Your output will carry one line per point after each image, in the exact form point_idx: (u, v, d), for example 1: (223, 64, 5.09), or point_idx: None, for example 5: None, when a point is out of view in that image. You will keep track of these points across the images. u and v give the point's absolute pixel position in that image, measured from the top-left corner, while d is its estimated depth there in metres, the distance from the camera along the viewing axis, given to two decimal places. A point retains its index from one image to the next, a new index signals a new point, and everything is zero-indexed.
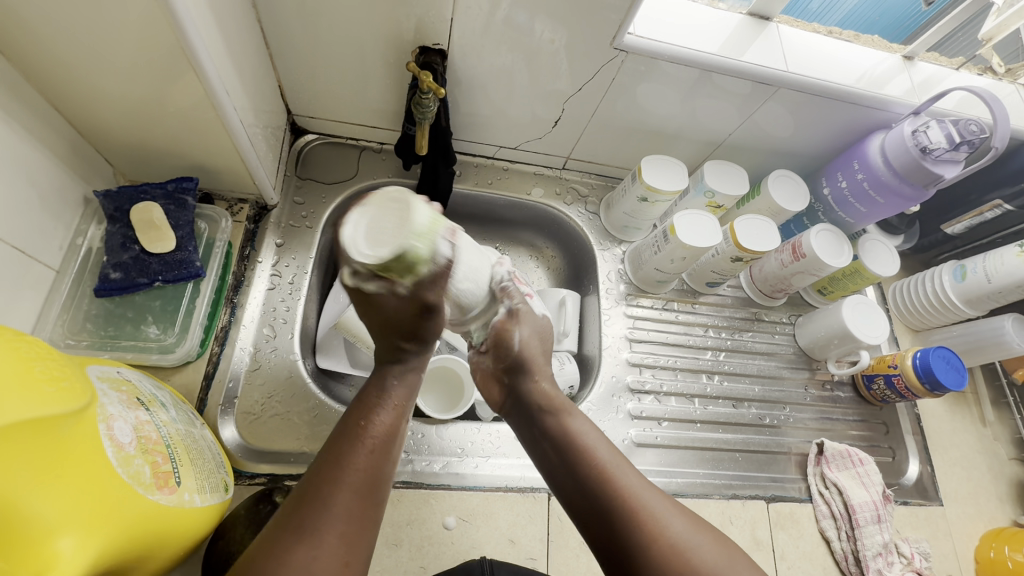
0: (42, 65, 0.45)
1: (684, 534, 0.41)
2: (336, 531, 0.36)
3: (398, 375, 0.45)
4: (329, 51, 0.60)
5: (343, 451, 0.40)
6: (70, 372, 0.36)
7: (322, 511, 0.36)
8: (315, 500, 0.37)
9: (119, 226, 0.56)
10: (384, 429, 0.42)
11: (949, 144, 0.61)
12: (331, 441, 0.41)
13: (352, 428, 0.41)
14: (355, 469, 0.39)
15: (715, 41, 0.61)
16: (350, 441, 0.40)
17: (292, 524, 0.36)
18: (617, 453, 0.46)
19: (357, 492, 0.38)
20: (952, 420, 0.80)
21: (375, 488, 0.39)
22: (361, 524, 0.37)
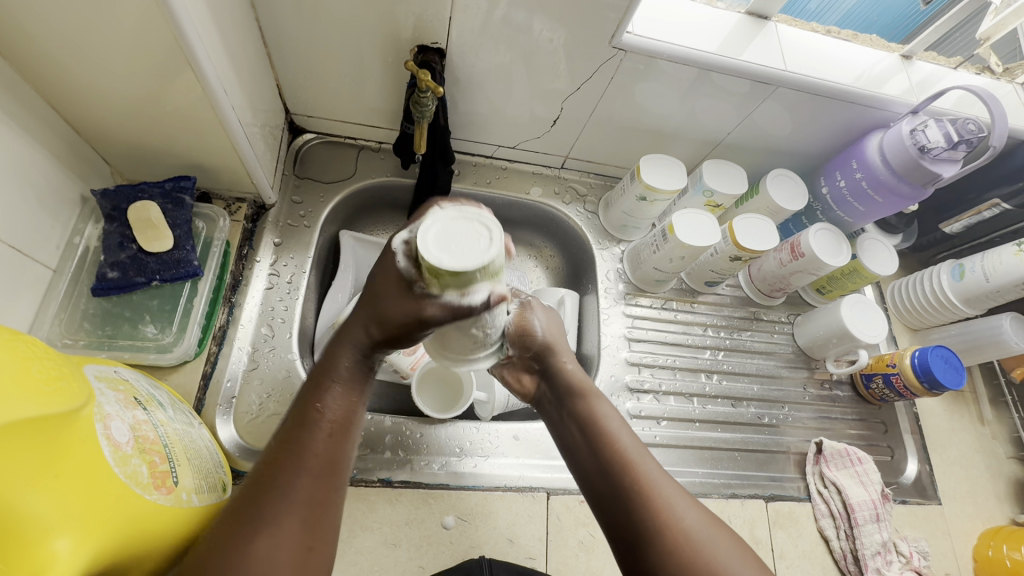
0: (39, 64, 0.45)
1: (697, 525, 0.39)
2: (293, 520, 0.35)
3: (354, 359, 0.41)
4: (327, 49, 0.60)
5: (297, 438, 0.38)
6: (67, 372, 0.36)
7: (278, 501, 0.35)
8: (271, 490, 0.36)
9: (116, 225, 0.56)
10: (338, 414, 0.40)
11: (947, 143, 0.61)
12: (284, 427, 0.39)
13: (305, 413, 0.39)
14: (312, 454, 0.38)
15: (714, 40, 0.61)
16: (303, 426, 0.39)
17: (246, 514, 0.35)
18: (638, 442, 0.44)
19: (313, 479, 0.37)
20: (950, 419, 0.80)
21: (333, 472, 0.38)
22: (319, 510, 0.37)
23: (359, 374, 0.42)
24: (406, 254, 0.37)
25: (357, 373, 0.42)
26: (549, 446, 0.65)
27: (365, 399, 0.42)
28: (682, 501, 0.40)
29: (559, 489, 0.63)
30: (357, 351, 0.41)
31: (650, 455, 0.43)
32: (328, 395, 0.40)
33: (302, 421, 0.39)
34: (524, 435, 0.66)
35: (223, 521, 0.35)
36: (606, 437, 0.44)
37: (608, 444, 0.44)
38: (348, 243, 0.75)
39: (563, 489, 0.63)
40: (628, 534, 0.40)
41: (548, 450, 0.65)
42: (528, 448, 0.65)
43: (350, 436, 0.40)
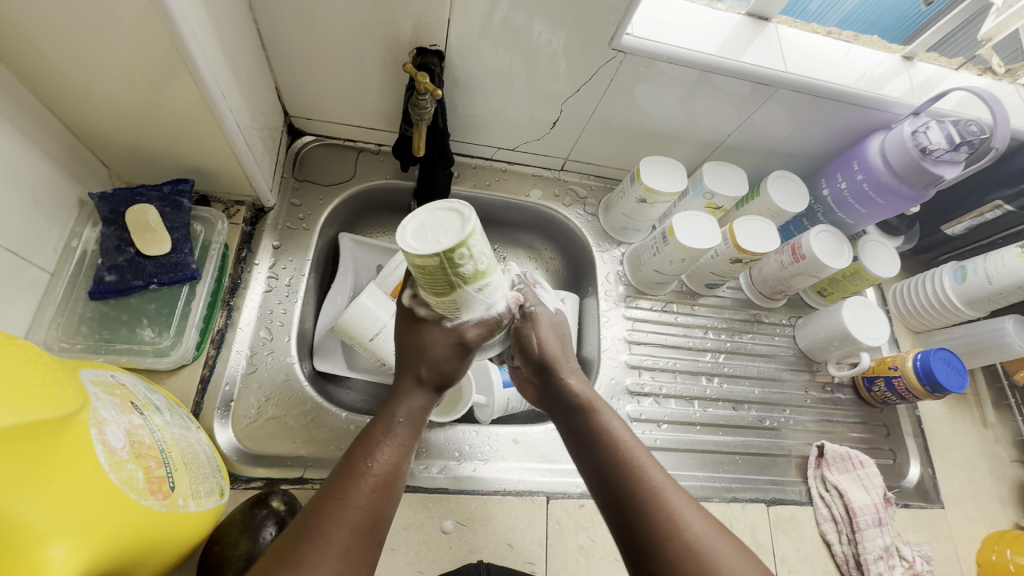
0: (36, 68, 0.45)
1: (703, 530, 0.37)
2: (329, 574, 0.33)
3: (414, 407, 0.43)
4: (326, 52, 0.60)
5: (345, 486, 0.37)
6: (62, 376, 0.36)
7: (320, 549, 0.34)
8: (312, 538, 0.34)
9: (113, 228, 0.56)
10: (386, 468, 0.39)
11: (949, 145, 0.61)
12: (332, 475, 0.38)
13: (354, 462, 0.39)
14: (356, 505, 0.37)
15: (713, 42, 0.60)
16: (352, 475, 0.38)
17: (288, 559, 0.33)
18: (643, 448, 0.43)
19: (355, 533, 0.36)
20: (953, 422, 0.79)
21: (374, 527, 0.37)
22: (356, 567, 0.35)
23: (412, 426, 0.43)
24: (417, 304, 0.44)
25: (409, 425, 0.42)
26: (549, 449, 0.65)
27: (412, 452, 0.42)
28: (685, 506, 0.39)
29: (559, 492, 0.62)
30: (417, 401, 0.44)
31: (657, 464, 0.42)
32: (379, 446, 0.40)
33: (352, 469, 0.38)
34: (524, 438, 0.65)
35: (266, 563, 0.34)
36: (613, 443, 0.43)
37: (615, 452, 0.43)
38: (347, 245, 0.75)
39: (562, 492, 0.62)
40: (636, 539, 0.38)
41: (548, 453, 0.65)
42: (527, 451, 0.65)
43: (394, 489, 0.39)
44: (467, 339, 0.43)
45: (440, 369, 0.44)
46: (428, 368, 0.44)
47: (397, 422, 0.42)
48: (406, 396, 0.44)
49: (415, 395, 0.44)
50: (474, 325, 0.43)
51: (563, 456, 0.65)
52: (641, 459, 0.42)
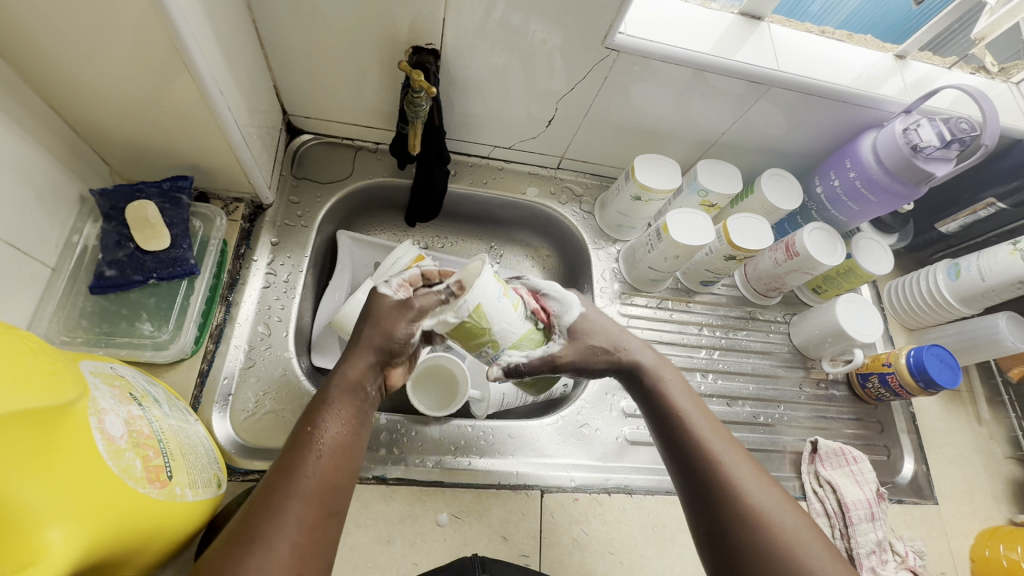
0: (38, 65, 0.45)
1: (773, 506, 0.39)
2: (284, 544, 0.34)
3: (355, 382, 0.44)
4: (324, 51, 0.61)
5: (292, 461, 0.38)
6: (62, 366, 0.37)
7: (271, 523, 0.35)
8: (263, 513, 0.35)
9: (114, 224, 0.57)
10: (332, 435, 0.40)
11: (940, 143, 0.62)
12: (281, 450, 0.39)
13: (300, 439, 0.40)
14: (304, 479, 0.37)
15: (707, 40, 0.61)
16: (297, 451, 0.39)
17: (237, 537, 0.34)
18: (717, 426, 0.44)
19: (308, 504, 0.36)
20: (947, 419, 0.80)
21: (328, 497, 0.38)
22: (313, 535, 0.36)
23: (353, 386, 0.43)
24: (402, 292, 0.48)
25: (353, 394, 0.43)
26: (544, 444, 0.66)
27: (360, 420, 0.42)
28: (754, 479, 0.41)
29: (553, 485, 0.63)
30: (360, 376, 0.44)
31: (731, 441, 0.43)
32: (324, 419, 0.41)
33: (296, 446, 0.39)
34: (519, 433, 0.66)
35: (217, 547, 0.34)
36: (687, 423, 0.44)
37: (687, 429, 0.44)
38: (346, 242, 0.75)
39: (557, 486, 0.63)
40: (708, 511, 0.40)
41: (543, 448, 0.66)
42: (522, 446, 0.65)
43: (347, 460, 0.40)
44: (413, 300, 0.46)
45: (385, 336, 0.45)
46: (379, 338, 0.45)
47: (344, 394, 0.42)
48: (350, 366, 0.44)
49: (359, 369, 0.44)
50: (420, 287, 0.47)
51: (557, 450, 0.66)
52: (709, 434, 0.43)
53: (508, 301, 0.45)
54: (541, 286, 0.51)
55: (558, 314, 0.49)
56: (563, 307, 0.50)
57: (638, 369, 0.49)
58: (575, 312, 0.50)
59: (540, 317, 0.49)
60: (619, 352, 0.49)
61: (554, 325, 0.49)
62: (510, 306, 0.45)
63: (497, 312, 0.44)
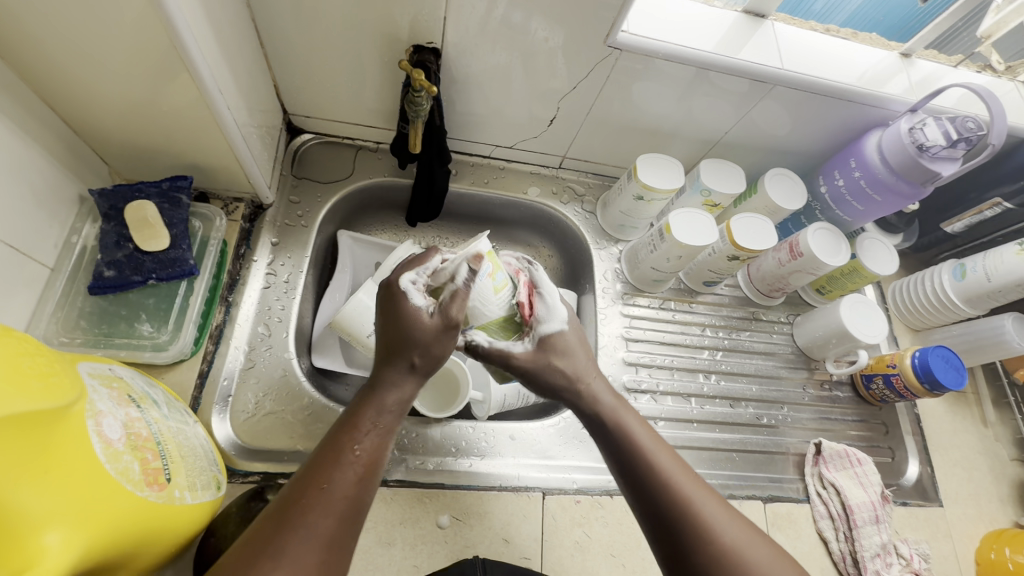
0: (36, 64, 0.45)
1: (740, 539, 0.39)
2: (311, 562, 0.34)
3: (398, 398, 0.43)
4: (324, 50, 0.60)
5: (329, 474, 0.38)
6: (59, 368, 0.36)
7: (301, 537, 0.35)
8: (295, 526, 0.35)
9: (113, 224, 0.57)
10: (366, 451, 0.40)
11: (946, 142, 0.61)
12: (314, 459, 0.39)
13: (339, 450, 0.39)
14: (339, 495, 0.37)
15: (710, 39, 0.60)
16: (335, 463, 0.39)
17: (268, 546, 0.34)
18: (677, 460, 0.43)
19: (338, 520, 0.37)
20: (952, 421, 0.79)
21: (356, 516, 0.38)
22: (338, 554, 0.36)
23: (394, 403, 0.43)
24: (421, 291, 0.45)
25: (397, 409, 0.43)
26: (545, 446, 0.65)
27: (394, 438, 0.43)
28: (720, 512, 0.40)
29: (555, 488, 0.62)
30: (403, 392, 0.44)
31: (691, 473, 0.42)
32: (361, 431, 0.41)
33: (333, 458, 0.39)
34: (520, 434, 0.65)
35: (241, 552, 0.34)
36: (648, 459, 0.42)
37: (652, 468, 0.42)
38: (346, 241, 0.75)
39: (559, 488, 0.62)
40: (676, 551, 0.39)
41: (544, 449, 0.65)
42: (523, 447, 0.65)
43: (375, 477, 0.40)
44: (451, 319, 0.44)
45: (439, 358, 0.45)
46: (434, 357, 0.44)
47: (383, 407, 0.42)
48: (395, 380, 0.44)
49: (406, 383, 0.44)
50: (454, 303, 0.44)
51: (559, 452, 0.65)
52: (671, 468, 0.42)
53: (492, 283, 0.45)
54: (542, 285, 0.49)
55: (540, 319, 0.48)
56: (550, 314, 0.48)
57: (592, 403, 0.47)
58: (557, 325, 0.48)
59: (524, 310, 0.47)
60: (576, 382, 0.48)
61: (531, 327, 0.48)
62: (491, 289, 0.45)
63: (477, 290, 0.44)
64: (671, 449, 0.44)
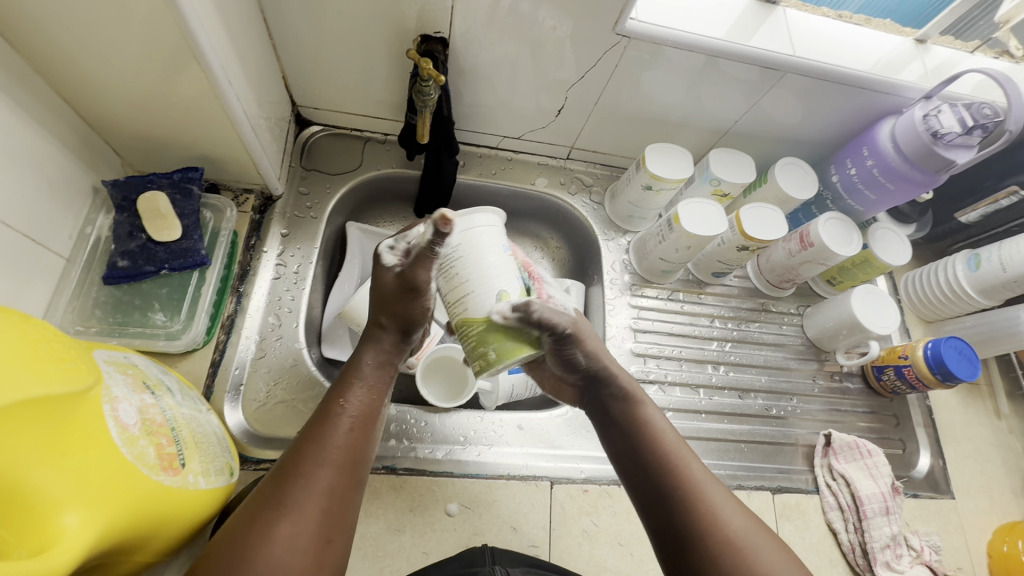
0: (50, 57, 0.46)
1: (745, 527, 0.40)
2: (316, 507, 0.37)
3: (374, 359, 0.47)
4: (332, 41, 0.60)
5: (322, 430, 0.41)
6: (76, 354, 0.37)
7: (303, 486, 0.37)
8: (296, 477, 0.37)
9: (126, 215, 0.57)
10: (358, 411, 0.43)
11: (962, 129, 0.60)
12: (309, 422, 0.42)
13: (329, 408, 0.42)
14: (335, 446, 0.40)
15: (720, 26, 0.60)
16: (327, 421, 0.41)
17: (274, 498, 0.36)
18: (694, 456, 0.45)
19: (337, 469, 0.39)
20: (965, 413, 0.78)
21: (355, 466, 0.40)
22: (341, 502, 0.38)
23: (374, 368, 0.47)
24: (391, 252, 0.48)
25: (378, 369, 0.47)
26: (553, 435, 0.66)
27: (383, 399, 0.46)
28: (728, 505, 0.41)
29: (563, 477, 0.63)
30: (379, 354, 0.48)
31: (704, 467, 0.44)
32: (350, 393, 0.44)
33: (323, 416, 0.42)
34: (528, 424, 0.66)
35: (250, 507, 0.37)
36: (661, 442, 0.45)
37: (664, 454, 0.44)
38: (354, 233, 0.76)
39: (567, 478, 0.63)
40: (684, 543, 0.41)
41: (552, 439, 0.65)
42: (532, 437, 0.65)
43: (369, 431, 0.43)
44: (413, 279, 0.46)
45: (405, 316, 0.48)
46: (399, 320, 0.48)
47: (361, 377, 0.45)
48: (376, 344, 0.48)
49: (383, 344, 0.48)
50: (416, 265, 0.45)
51: (567, 442, 0.65)
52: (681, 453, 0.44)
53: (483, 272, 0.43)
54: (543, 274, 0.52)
55: (559, 296, 0.50)
56: (563, 297, 0.51)
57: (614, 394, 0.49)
58: (570, 301, 0.52)
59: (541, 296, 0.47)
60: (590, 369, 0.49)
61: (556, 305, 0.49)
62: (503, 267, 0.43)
63: (481, 261, 0.42)
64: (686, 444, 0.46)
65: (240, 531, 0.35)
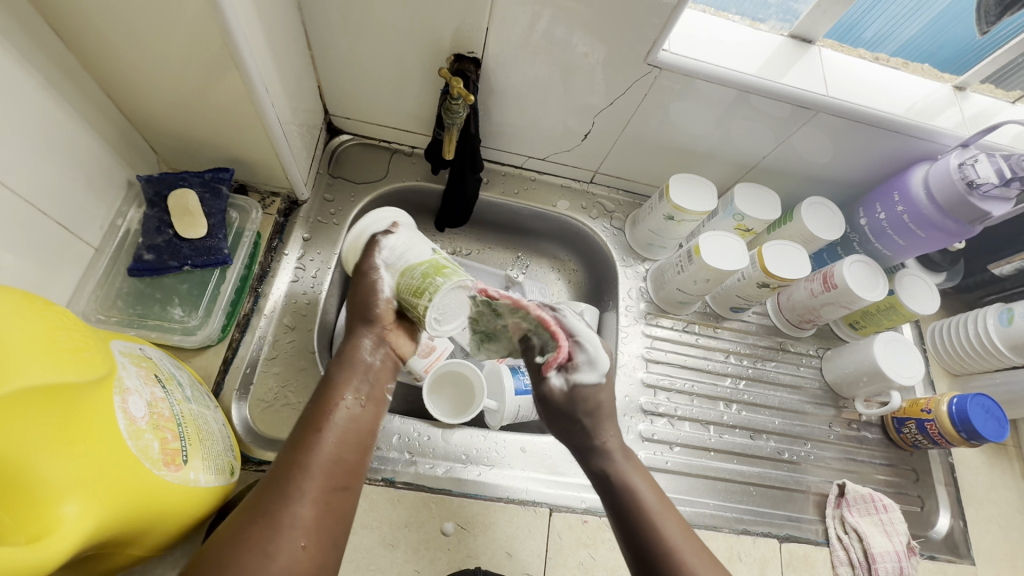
0: (98, 56, 0.48)
1: None
2: (294, 517, 0.37)
3: (363, 357, 0.48)
4: (368, 55, 0.62)
5: (307, 438, 0.41)
6: (93, 344, 0.38)
7: (280, 497, 0.37)
8: (274, 489, 0.38)
9: (156, 210, 0.59)
10: (342, 416, 0.43)
11: (999, 180, 0.58)
12: (293, 431, 0.42)
13: (313, 416, 0.43)
14: (318, 455, 0.40)
15: (753, 62, 0.60)
16: (313, 427, 0.42)
17: (251, 513, 0.37)
18: (684, 529, 0.47)
19: (318, 478, 0.39)
20: (990, 473, 0.75)
21: (340, 472, 0.41)
22: (326, 509, 0.38)
23: (356, 372, 0.47)
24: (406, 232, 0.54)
25: (362, 374, 0.47)
26: (555, 461, 0.64)
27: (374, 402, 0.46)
28: None
29: (563, 506, 0.61)
30: (365, 353, 0.49)
31: (693, 542, 0.46)
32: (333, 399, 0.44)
33: (311, 422, 0.42)
34: (531, 447, 0.65)
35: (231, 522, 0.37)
36: (652, 521, 0.47)
37: (653, 529, 0.46)
38: None
39: (567, 507, 0.61)
40: None
41: (554, 465, 0.64)
42: (534, 461, 0.64)
43: (357, 433, 0.43)
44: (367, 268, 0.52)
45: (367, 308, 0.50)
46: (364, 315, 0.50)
47: (352, 380, 0.46)
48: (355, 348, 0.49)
49: (361, 347, 0.49)
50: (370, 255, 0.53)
51: (570, 469, 0.64)
52: (671, 531, 0.46)
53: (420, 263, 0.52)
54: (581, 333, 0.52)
55: (576, 366, 0.52)
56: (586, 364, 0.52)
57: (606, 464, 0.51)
58: (592, 376, 0.52)
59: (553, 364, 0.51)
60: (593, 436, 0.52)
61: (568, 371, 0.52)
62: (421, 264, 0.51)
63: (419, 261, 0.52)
64: (677, 514, 0.48)
65: (218, 548, 0.35)
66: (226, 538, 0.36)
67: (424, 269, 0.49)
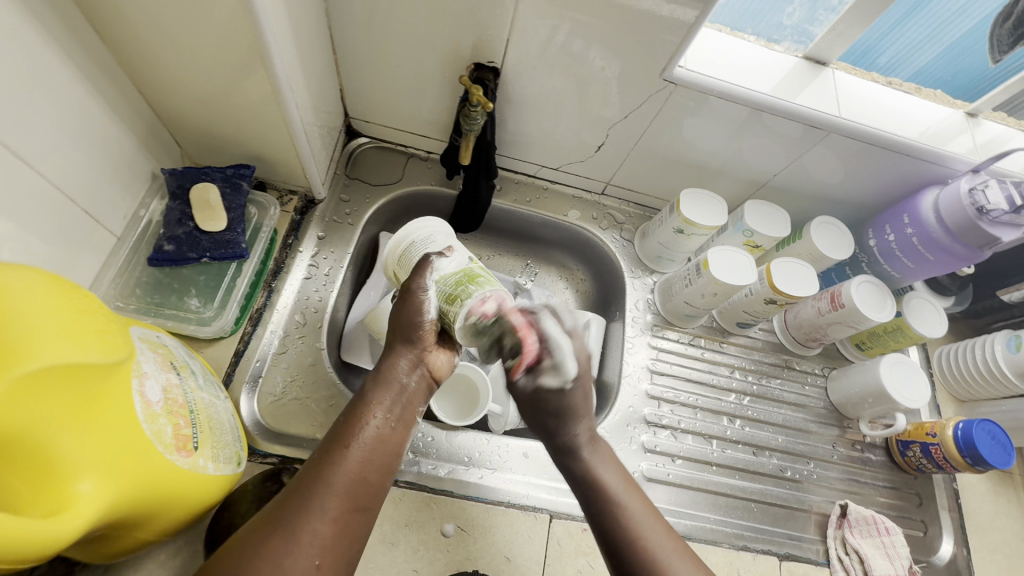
0: (133, 52, 0.50)
1: None
2: (311, 534, 0.38)
3: (398, 376, 0.49)
4: (390, 61, 0.64)
5: (335, 453, 0.43)
6: (115, 328, 0.39)
7: (302, 511, 0.39)
8: (299, 501, 0.39)
9: (178, 202, 0.61)
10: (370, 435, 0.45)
11: (1010, 207, 0.58)
12: (322, 442, 0.44)
13: (343, 430, 0.44)
14: (342, 472, 0.42)
15: (767, 82, 0.61)
16: (341, 442, 0.43)
17: (274, 521, 0.38)
18: (651, 515, 0.49)
19: (340, 496, 0.41)
20: (995, 502, 0.74)
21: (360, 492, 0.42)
22: (340, 528, 0.40)
23: (390, 391, 0.48)
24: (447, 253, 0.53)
25: (395, 394, 0.48)
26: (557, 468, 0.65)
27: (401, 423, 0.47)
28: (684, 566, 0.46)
29: (563, 513, 0.61)
30: (401, 372, 0.49)
31: (660, 527, 0.48)
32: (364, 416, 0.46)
33: (340, 437, 0.44)
34: (534, 452, 0.65)
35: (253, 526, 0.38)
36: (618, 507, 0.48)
37: (617, 515, 0.48)
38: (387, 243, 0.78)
39: (567, 514, 0.61)
40: None
41: (556, 472, 0.64)
42: (536, 467, 0.64)
43: (380, 454, 0.44)
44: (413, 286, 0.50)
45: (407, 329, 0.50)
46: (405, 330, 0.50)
47: (385, 399, 0.47)
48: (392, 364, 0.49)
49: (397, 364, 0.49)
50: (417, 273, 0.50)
51: None
52: (638, 518, 0.48)
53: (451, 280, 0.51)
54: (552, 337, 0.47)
55: (549, 364, 0.47)
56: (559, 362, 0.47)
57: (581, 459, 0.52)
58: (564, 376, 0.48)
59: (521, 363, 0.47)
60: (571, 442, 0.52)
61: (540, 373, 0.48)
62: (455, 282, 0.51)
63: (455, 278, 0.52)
64: (645, 501, 0.50)
65: (239, 550, 0.37)
66: (246, 541, 0.37)
67: (458, 277, 0.49)
